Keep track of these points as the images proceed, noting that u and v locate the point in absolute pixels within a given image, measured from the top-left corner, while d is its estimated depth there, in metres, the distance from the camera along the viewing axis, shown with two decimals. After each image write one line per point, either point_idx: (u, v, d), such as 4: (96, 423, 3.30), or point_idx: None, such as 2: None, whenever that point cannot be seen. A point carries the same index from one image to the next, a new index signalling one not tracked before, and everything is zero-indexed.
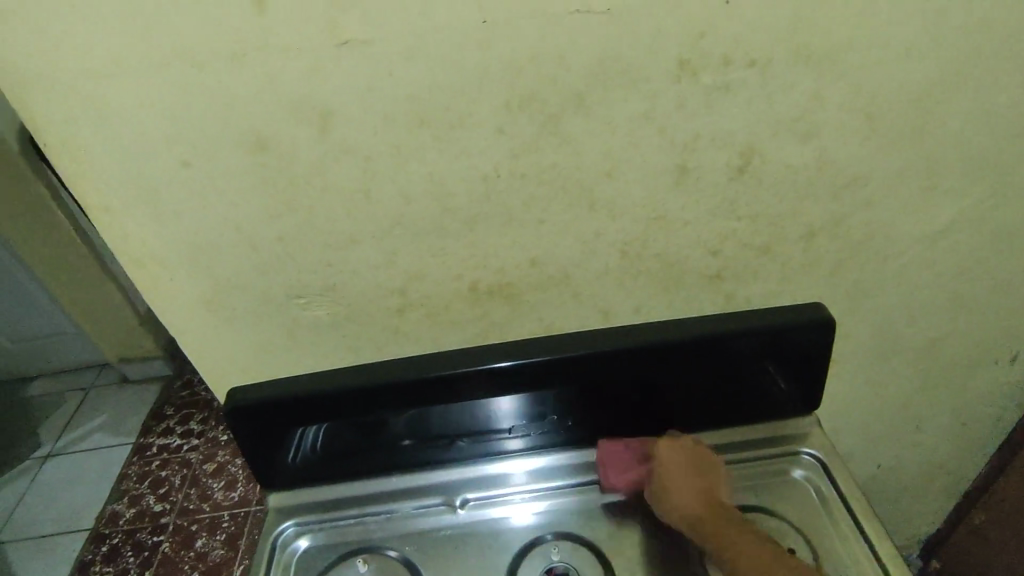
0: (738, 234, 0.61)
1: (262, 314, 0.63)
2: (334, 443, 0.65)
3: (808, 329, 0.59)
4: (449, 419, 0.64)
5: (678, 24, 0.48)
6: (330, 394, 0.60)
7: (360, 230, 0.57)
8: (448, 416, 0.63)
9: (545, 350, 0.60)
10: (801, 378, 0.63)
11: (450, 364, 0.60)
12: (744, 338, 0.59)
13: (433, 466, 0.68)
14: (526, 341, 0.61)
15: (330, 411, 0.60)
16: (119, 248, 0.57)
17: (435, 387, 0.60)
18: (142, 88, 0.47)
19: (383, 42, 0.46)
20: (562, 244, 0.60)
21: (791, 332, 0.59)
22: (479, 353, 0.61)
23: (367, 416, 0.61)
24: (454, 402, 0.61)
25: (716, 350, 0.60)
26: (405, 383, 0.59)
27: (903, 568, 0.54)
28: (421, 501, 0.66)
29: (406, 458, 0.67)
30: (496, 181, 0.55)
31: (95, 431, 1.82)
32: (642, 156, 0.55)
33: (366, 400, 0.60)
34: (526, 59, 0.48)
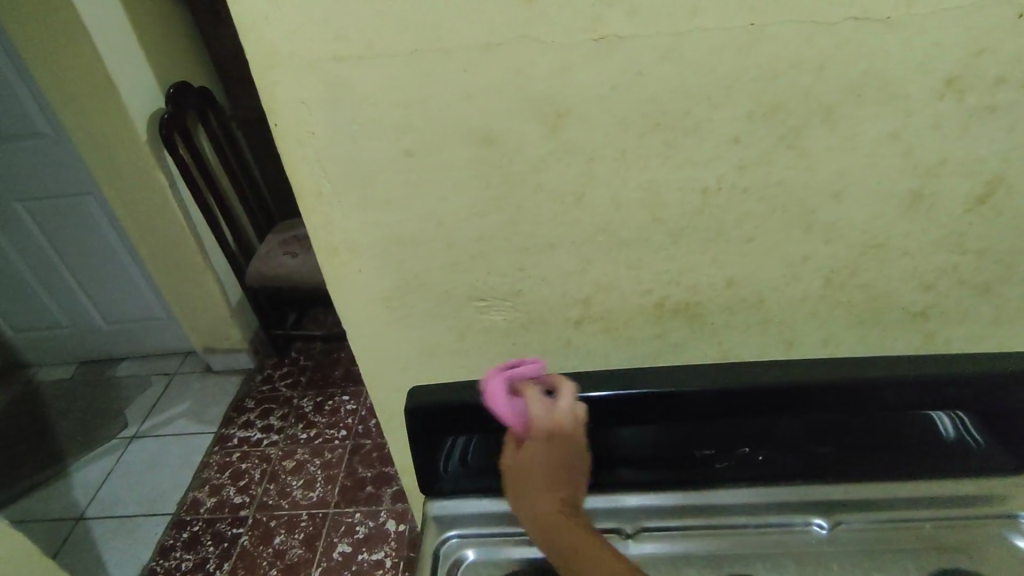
0: (959, 270, 0.57)
1: (437, 314, 0.61)
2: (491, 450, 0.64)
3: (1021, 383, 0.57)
4: (629, 440, 0.62)
5: (958, 40, 0.44)
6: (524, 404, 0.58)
7: (562, 236, 0.55)
8: (619, 436, 0.62)
9: (749, 377, 0.58)
10: (998, 434, 0.60)
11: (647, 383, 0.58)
12: (968, 382, 0.57)
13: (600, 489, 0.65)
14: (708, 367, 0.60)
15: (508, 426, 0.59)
16: (317, 235, 0.56)
17: (634, 407, 0.57)
18: (386, 74, 0.46)
19: (641, 41, 0.44)
20: (764, 266, 0.57)
21: (1003, 386, 0.57)
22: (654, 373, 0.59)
23: None
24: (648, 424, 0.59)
25: (935, 394, 0.57)
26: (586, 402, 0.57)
27: None
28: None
29: None
30: (715, 195, 0.52)
31: (179, 417, 1.86)
32: (877, 179, 0.51)
33: None
34: (785, 68, 0.45)
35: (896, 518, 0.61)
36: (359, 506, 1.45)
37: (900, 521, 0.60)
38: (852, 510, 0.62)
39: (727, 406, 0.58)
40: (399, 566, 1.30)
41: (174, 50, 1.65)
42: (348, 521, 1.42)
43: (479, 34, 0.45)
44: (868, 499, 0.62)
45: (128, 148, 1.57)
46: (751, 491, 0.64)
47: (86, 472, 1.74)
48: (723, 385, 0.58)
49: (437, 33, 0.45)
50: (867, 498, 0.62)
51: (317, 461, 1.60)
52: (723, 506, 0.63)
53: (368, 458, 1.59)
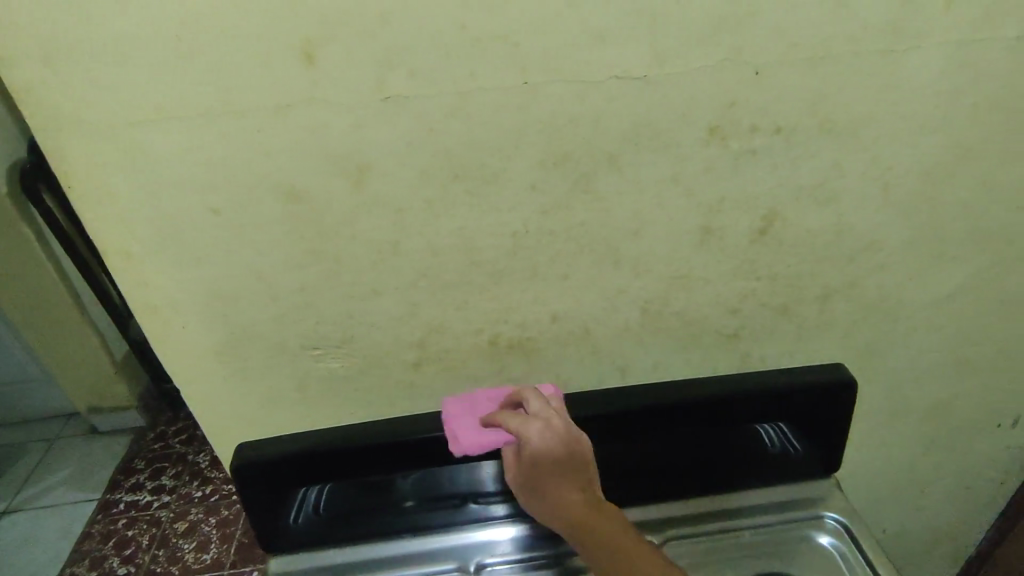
0: (757, 294, 0.62)
1: (273, 366, 0.60)
2: (339, 498, 0.65)
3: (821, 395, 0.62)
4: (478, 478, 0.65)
5: (711, 94, 0.50)
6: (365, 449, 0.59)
7: (386, 282, 0.56)
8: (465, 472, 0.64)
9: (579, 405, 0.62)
10: (811, 442, 0.66)
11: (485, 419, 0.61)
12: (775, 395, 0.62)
13: (455, 527, 0.68)
14: (545, 400, 0.63)
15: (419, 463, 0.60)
16: (133, 294, 0.55)
17: (474, 444, 0.60)
18: (178, 134, 0.47)
19: (427, 99, 0.47)
20: (584, 300, 0.60)
21: (805, 397, 0.62)
22: (491, 407, 0.62)
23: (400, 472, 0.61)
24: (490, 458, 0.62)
25: (748, 408, 0.62)
26: (433, 443, 0.60)
27: None
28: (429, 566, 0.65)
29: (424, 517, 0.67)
30: (525, 237, 0.55)
31: (59, 486, 1.72)
32: (668, 216, 0.56)
33: (403, 456, 0.60)
34: (564, 121, 0.49)
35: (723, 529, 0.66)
36: (256, 564, 1.37)
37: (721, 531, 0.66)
38: (683, 526, 0.67)
39: None
40: None
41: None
42: None
43: (268, 95, 0.46)
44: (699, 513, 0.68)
45: None
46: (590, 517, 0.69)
47: None
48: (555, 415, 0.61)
49: (227, 95, 0.46)
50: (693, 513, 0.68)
51: (212, 520, 1.51)
52: (565, 532, 0.67)
53: None
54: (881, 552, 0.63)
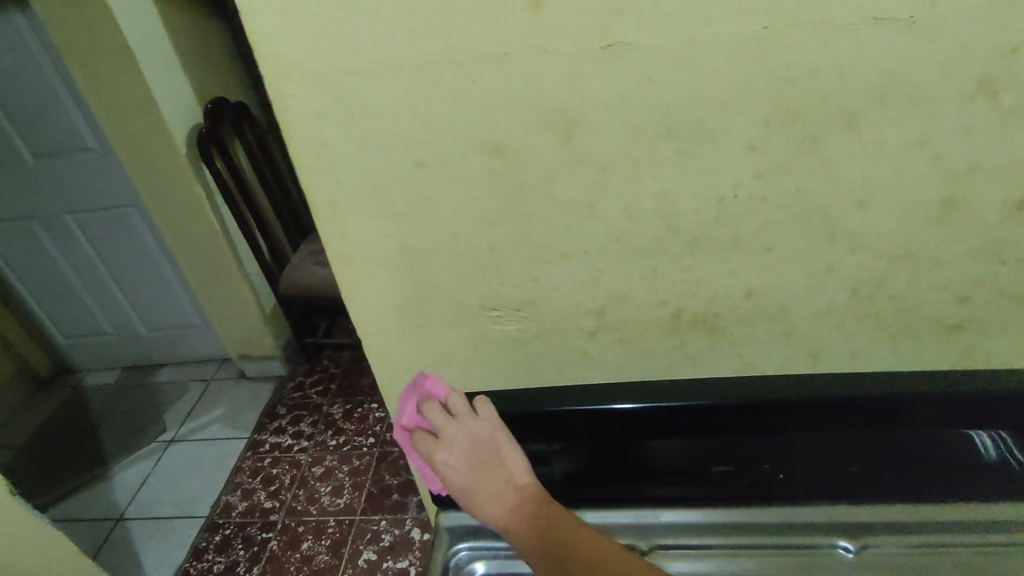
0: (997, 282, 0.54)
1: (451, 324, 0.61)
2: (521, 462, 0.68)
3: None
4: (654, 460, 0.65)
5: (989, 41, 0.42)
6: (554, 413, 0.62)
7: (575, 245, 0.54)
8: (638, 449, 0.64)
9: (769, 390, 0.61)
10: None
11: (673, 396, 0.61)
12: (999, 399, 0.57)
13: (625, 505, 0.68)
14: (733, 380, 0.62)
15: (603, 429, 0.63)
16: (332, 246, 0.57)
17: (660, 419, 0.61)
18: (395, 86, 0.47)
19: (650, 48, 0.43)
20: (785, 276, 0.55)
21: None
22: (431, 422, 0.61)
23: (585, 440, 0.64)
24: (673, 437, 0.63)
25: (967, 410, 0.58)
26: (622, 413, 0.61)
27: None
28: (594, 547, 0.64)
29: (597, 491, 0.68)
30: (731, 203, 0.51)
31: (214, 422, 1.91)
32: (905, 185, 0.49)
33: (591, 424, 0.63)
34: (801, 74, 0.44)
35: (934, 543, 0.60)
36: (385, 514, 1.47)
37: (931, 547, 0.60)
38: (885, 535, 0.61)
39: (749, 417, 0.60)
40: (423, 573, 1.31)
41: (211, 67, 1.71)
42: (375, 528, 1.44)
43: (486, 44, 0.44)
44: (905, 523, 0.61)
45: (168, 163, 1.63)
46: (769, 510, 0.65)
47: (127, 473, 1.81)
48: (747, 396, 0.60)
49: (446, 45, 0.45)
50: (890, 520, 0.62)
51: (345, 469, 1.62)
52: (745, 526, 0.64)
53: (395, 467, 1.60)
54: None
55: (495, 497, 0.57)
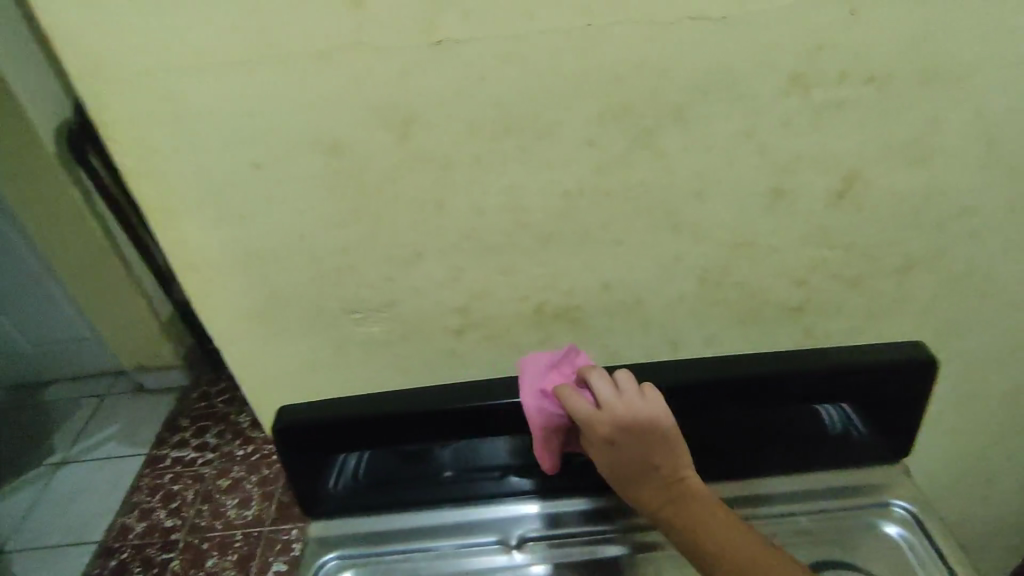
0: (828, 265, 0.57)
1: (312, 329, 0.59)
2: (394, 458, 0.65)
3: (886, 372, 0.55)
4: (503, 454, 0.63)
5: (794, 39, 0.44)
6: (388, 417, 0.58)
7: (429, 244, 0.54)
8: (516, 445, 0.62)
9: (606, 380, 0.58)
10: (875, 423, 0.59)
11: (512, 392, 0.58)
12: (831, 373, 0.56)
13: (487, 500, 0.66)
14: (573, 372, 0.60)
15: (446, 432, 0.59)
16: (173, 253, 0.54)
17: (497, 416, 0.58)
18: (218, 83, 0.45)
19: (476, 45, 0.43)
20: (638, 268, 0.56)
21: (865, 374, 0.56)
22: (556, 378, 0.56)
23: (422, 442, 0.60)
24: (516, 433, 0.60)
25: (799, 388, 0.56)
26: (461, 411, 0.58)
27: None
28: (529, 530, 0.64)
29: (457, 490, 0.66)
30: (577, 198, 0.51)
31: (109, 440, 1.79)
32: (737, 177, 0.51)
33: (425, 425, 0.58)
34: (627, 70, 0.45)
35: (776, 514, 0.61)
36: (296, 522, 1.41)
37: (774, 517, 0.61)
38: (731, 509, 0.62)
39: None
40: None
41: None
42: (285, 538, 1.36)
43: (309, 39, 0.43)
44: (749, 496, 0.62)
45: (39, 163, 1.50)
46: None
47: (14, 501, 1.68)
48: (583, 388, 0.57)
49: (267, 40, 0.43)
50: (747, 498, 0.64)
51: (253, 479, 1.54)
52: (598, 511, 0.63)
53: None
54: (957, 549, 0.56)
55: (621, 461, 0.54)
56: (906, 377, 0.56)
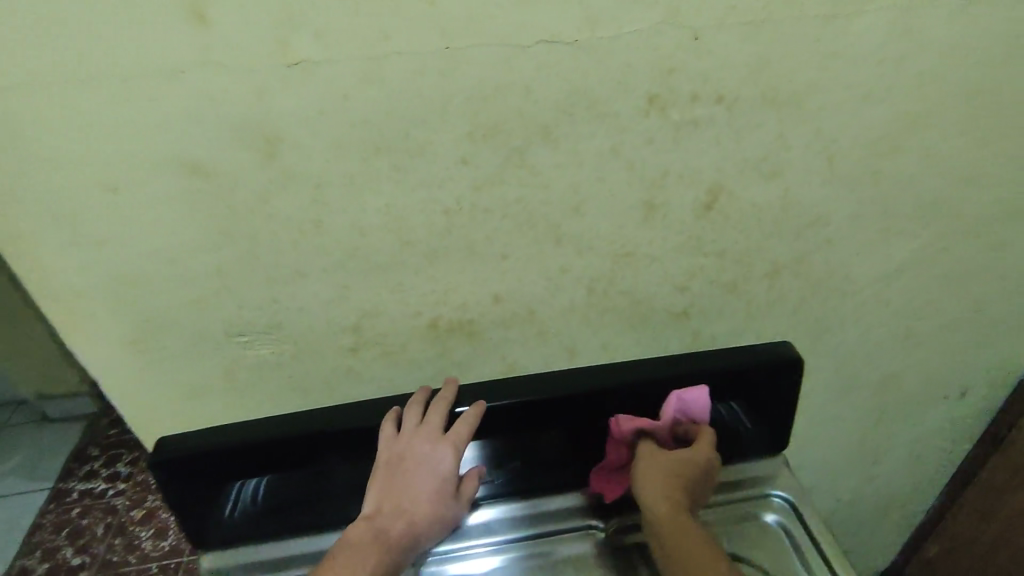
0: (705, 272, 0.60)
1: (196, 354, 0.57)
2: (278, 494, 0.62)
3: (758, 374, 0.57)
4: None
5: (647, 61, 0.47)
6: (272, 443, 0.57)
7: (311, 264, 0.53)
8: None
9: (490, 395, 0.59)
10: (750, 421, 0.61)
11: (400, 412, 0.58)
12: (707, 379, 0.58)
13: None
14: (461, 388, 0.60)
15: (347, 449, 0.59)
16: (35, 281, 0.51)
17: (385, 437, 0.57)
18: (64, 104, 0.43)
19: (337, 65, 0.44)
20: (525, 280, 0.58)
21: (738, 378, 0.58)
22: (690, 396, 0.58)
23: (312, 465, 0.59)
24: None
25: (673, 390, 0.58)
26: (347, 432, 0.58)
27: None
28: (456, 542, 0.64)
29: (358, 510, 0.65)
30: (457, 215, 0.52)
31: (9, 475, 1.66)
32: (610, 191, 0.53)
33: (311, 448, 0.58)
34: (490, 91, 0.46)
35: None
36: None
37: None
38: (625, 511, 0.65)
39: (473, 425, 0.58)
40: None
41: None
42: None
43: (161, 60, 0.42)
44: (639, 496, 0.65)
45: None
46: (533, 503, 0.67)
47: None
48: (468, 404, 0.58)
49: (114, 60, 0.42)
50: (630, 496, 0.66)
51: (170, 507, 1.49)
52: None
53: None
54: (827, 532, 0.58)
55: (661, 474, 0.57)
56: (774, 377, 0.58)
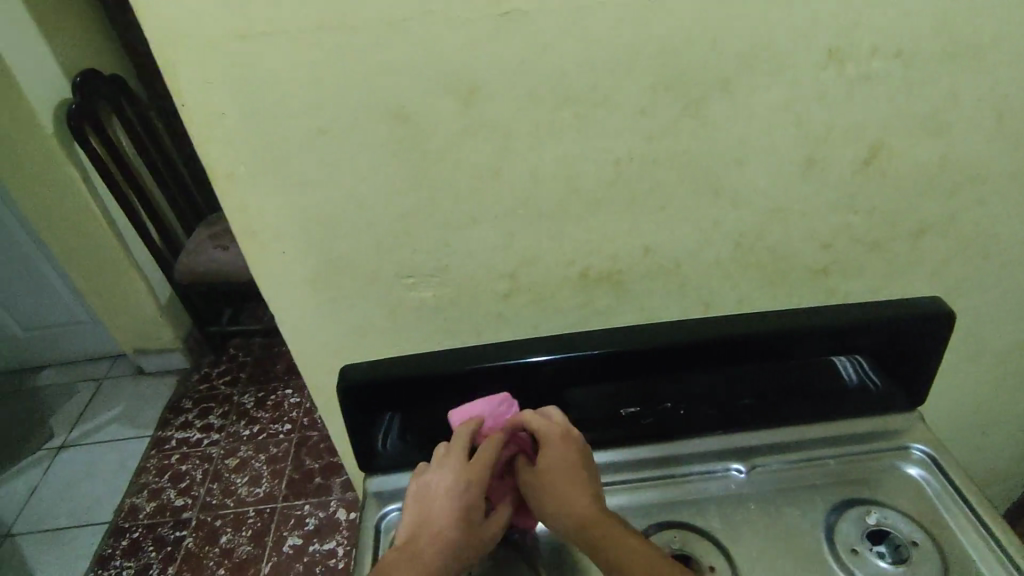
0: (853, 229, 0.61)
1: (366, 295, 0.61)
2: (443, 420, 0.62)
3: (919, 325, 0.58)
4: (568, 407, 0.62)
5: (834, 15, 0.48)
6: (454, 375, 0.58)
7: (484, 211, 0.56)
8: (565, 400, 0.61)
9: (659, 333, 0.59)
10: (897, 374, 0.62)
11: (575, 346, 0.58)
12: (873, 329, 0.58)
13: None
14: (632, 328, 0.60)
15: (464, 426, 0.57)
16: (237, 219, 0.55)
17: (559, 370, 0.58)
18: (295, 52, 0.47)
19: (544, 17, 0.46)
20: (678, 232, 0.60)
21: (899, 329, 0.59)
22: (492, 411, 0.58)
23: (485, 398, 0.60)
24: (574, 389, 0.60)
25: (839, 338, 0.58)
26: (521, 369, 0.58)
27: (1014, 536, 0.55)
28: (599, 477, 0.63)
29: None
30: (627, 165, 0.55)
31: (111, 423, 1.83)
32: (775, 144, 0.55)
33: (489, 382, 0.58)
34: (680, 43, 0.48)
35: (818, 457, 0.63)
36: (308, 498, 1.50)
37: (807, 459, 0.63)
38: (772, 457, 0.64)
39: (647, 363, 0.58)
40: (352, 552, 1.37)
41: (72, 47, 1.64)
42: (297, 513, 1.47)
43: (387, 10, 0.45)
44: (782, 442, 0.65)
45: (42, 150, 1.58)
46: (686, 444, 0.65)
47: (10, 487, 1.68)
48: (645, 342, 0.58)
49: (346, 10, 0.45)
50: (778, 442, 0.65)
51: (261, 457, 1.63)
52: (645, 463, 0.64)
53: (315, 451, 1.63)
54: (971, 483, 0.60)
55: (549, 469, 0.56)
56: (933, 330, 0.59)
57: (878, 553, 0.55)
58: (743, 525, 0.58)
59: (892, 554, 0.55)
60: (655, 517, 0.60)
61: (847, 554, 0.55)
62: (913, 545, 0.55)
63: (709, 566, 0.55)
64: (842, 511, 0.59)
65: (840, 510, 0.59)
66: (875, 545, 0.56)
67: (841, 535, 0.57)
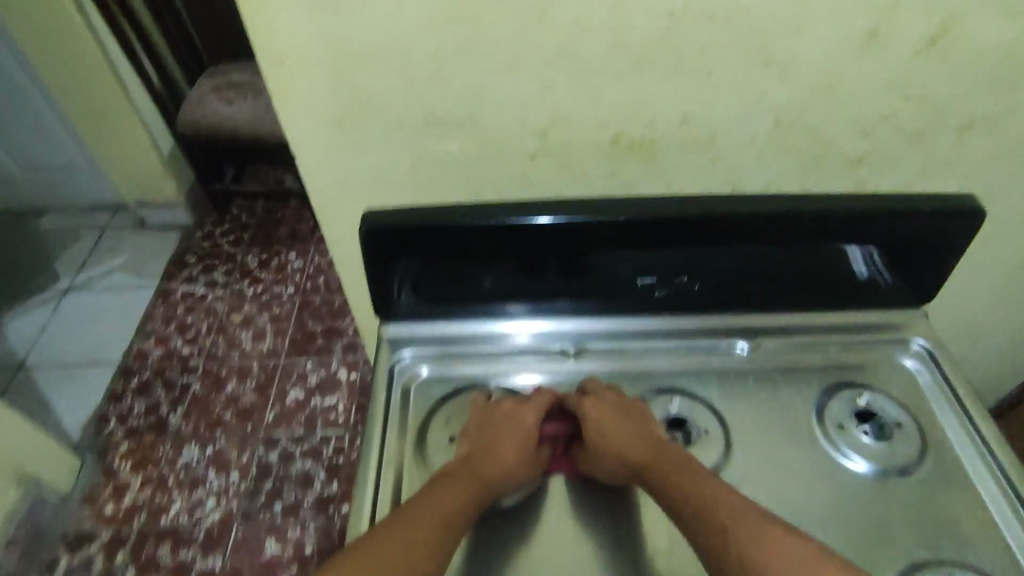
0: (900, 116, 0.59)
1: (390, 141, 0.59)
2: (461, 277, 0.62)
3: (949, 219, 0.57)
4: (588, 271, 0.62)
5: None
6: (475, 230, 0.57)
7: (523, 57, 0.53)
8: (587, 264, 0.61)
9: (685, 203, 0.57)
10: (916, 269, 0.62)
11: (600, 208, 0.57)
12: (902, 219, 0.57)
13: (560, 314, 0.67)
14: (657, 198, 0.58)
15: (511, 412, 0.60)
16: (262, 42, 0.52)
17: (581, 234, 0.57)
18: None
19: None
20: (721, 102, 0.57)
21: (929, 221, 0.57)
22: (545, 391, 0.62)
23: (505, 256, 0.59)
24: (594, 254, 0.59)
25: (867, 226, 0.57)
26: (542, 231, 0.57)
27: (994, 430, 0.58)
28: (607, 343, 0.66)
29: (531, 301, 0.65)
30: (681, 19, 0.52)
31: (116, 271, 1.85)
32: (840, 9, 0.51)
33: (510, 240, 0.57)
34: None
35: (818, 341, 0.66)
36: (310, 357, 1.56)
37: (809, 343, 0.66)
38: (776, 338, 0.66)
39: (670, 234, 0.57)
40: (351, 409, 1.45)
41: None
42: (300, 370, 1.54)
43: None
44: (791, 327, 0.66)
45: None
46: (695, 320, 0.67)
47: (19, 323, 1.73)
48: (671, 211, 0.56)
49: None
50: (785, 326, 0.66)
51: (266, 315, 1.67)
52: (651, 333, 0.66)
53: (318, 313, 1.67)
54: (962, 378, 0.62)
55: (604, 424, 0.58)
56: (963, 224, 0.58)
57: (862, 430, 0.59)
58: (740, 400, 0.62)
59: (874, 431, 0.59)
60: (656, 385, 0.64)
61: (833, 428, 0.59)
62: (896, 425, 0.59)
63: (703, 429, 0.60)
64: (833, 392, 0.62)
65: (831, 390, 0.63)
66: (860, 422, 0.60)
67: (829, 412, 0.61)
